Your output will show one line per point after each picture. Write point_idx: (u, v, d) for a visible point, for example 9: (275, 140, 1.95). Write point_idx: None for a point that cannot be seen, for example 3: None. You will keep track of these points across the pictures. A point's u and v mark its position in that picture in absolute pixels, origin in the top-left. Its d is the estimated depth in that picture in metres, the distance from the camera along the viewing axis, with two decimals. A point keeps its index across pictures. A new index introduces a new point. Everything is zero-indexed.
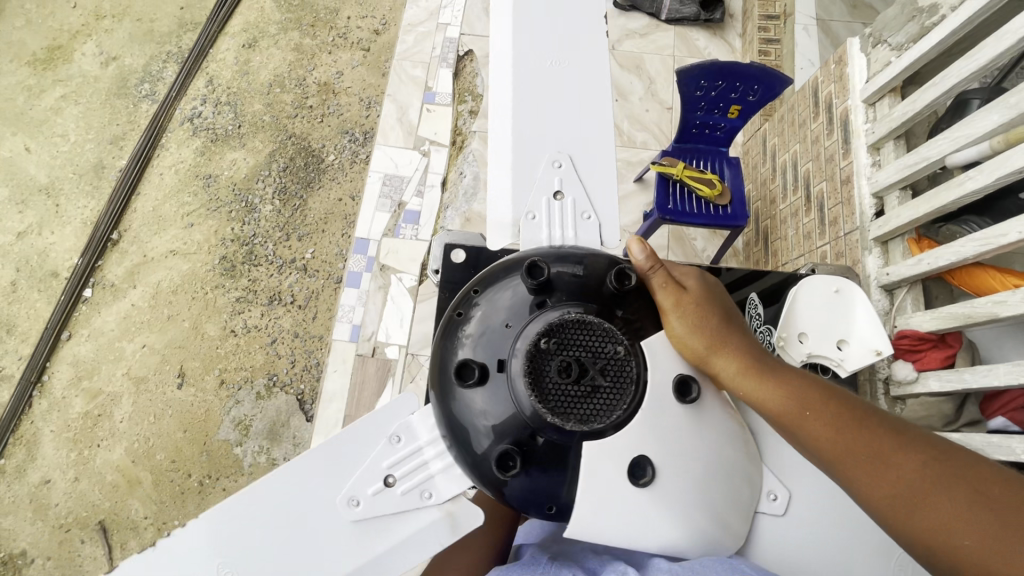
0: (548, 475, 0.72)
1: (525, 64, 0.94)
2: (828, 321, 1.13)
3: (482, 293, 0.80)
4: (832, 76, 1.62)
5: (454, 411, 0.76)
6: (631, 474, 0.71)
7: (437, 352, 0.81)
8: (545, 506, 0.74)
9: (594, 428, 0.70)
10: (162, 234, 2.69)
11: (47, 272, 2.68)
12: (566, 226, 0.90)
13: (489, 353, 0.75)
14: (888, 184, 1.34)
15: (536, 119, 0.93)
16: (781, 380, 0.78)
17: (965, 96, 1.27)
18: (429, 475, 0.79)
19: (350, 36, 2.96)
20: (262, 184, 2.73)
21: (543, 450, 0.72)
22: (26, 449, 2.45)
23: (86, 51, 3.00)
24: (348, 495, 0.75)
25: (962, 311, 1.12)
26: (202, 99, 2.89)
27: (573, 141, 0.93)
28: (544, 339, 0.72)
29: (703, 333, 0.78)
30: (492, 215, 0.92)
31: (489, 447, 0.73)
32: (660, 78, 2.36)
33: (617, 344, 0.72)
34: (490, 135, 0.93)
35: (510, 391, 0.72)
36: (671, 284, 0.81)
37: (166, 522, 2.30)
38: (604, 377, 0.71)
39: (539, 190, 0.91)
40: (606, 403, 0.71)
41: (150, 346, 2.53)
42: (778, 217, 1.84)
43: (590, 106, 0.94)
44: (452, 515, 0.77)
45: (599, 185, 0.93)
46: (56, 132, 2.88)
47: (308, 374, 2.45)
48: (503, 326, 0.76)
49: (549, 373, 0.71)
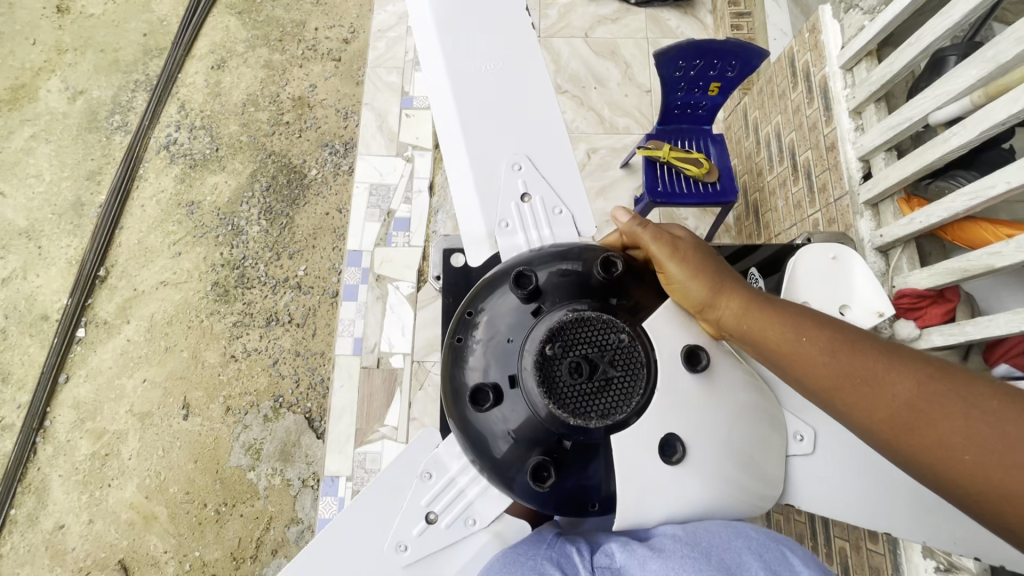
0: (584, 476, 0.72)
1: (460, 77, 0.93)
2: (829, 289, 1.14)
3: (478, 312, 0.80)
4: (807, 44, 1.64)
5: (476, 432, 0.76)
6: (662, 452, 0.71)
7: (445, 382, 0.80)
8: (588, 506, 0.73)
9: (618, 420, 0.71)
10: (150, 266, 2.66)
11: (37, 316, 2.64)
12: (541, 226, 0.91)
13: (499, 371, 0.75)
14: (873, 147, 1.36)
15: (485, 128, 0.92)
16: (777, 313, 0.77)
17: (942, 53, 1.27)
18: (468, 502, 0.81)
19: (320, 48, 2.93)
20: (246, 206, 2.70)
21: (572, 451, 0.72)
22: (36, 496, 2.42)
23: (51, 87, 2.94)
24: (395, 541, 0.78)
25: (958, 265, 1.14)
26: (176, 125, 2.85)
27: (529, 141, 0.93)
28: (548, 345, 0.72)
29: (703, 276, 0.80)
30: (466, 233, 0.92)
31: (518, 457, 0.73)
32: (637, 61, 2.36)
33: (619, 333, 0.73)
34: (443, 155, 0.93)
35: (526, 400, 0.72)
36: (666, 234, 0.84)
37: (187, 554, 2.29)
38: (615, 367, 0.72)
39: (505, 196, 0.91)
40: (622, 393, 0.72)
41: (151, 379, 2.50)
42: (767, 189, 1.87)
43: (534, 103, 0.94)
44: (498, 533, 0.80)
45: (561, 178, 0.93)
46: (29, 173, 2.83)
47: (313, 392, 2.44)
48: (506, 341, 0.76)
49: (560, 376, 0.71)
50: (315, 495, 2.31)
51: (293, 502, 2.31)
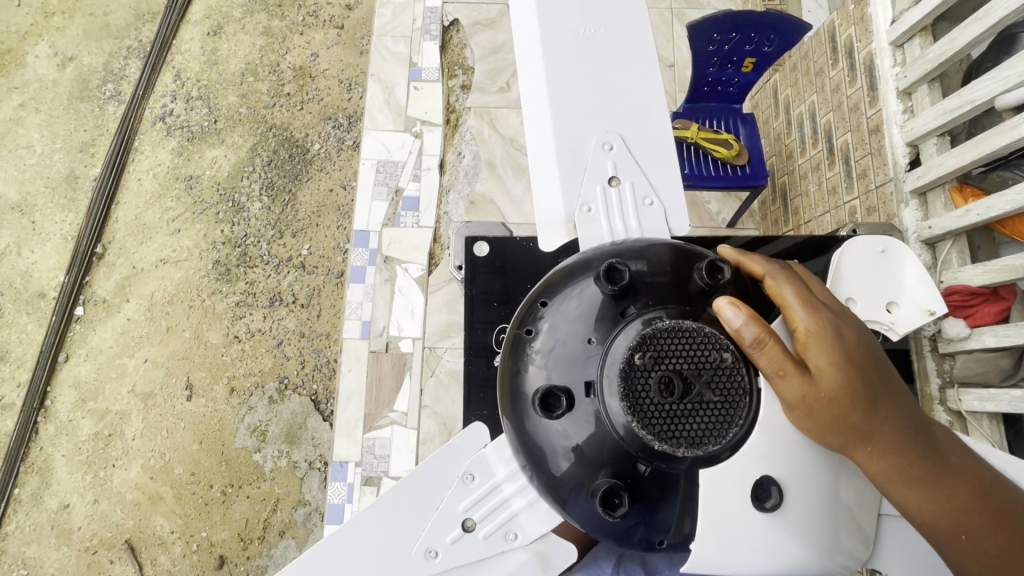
0: (659, 508, 0.65)
1: (555, 43, 0.84)
2: (878, 283, 1.07)
3: (550, 305, 0.72)
4: (851, 18, 1.53)
5: (538, 443, 0.69)
6: (755, 498, 0.64)
7: (506, 378, 0.74)
8: (654, 542, 0.67)
9: (708, 452, 0.63)
10: (149, 243, 2.57)
11: (34, 293, 2.56)
12: (627, 216, 0.82)
13: (573, 376, 0.67)
14: (925, 132, 1.27)
15: (579, 102, 0.84)
16: (935, 481, 0.65)
17: (1013, 30, 1.14)
18: (512, 513, 0.76)
19: (322, 14, 2.77)
20: (247, 181, 2.60)
21: (650, 479, 0.64)
22: (39, 476, 2.39)
23: (39, 53, 2.79)
24: (426, 546, 0.72)
25: (1019, 262, 1.06)
26: (172, 95, 2.71)
27: (624, 119, 0.84)
28: (638, 355, 0.64)
29: (836, 431, 0.65)
30: (541, 212, 0.83)
31: (585, 478, 0.66)
32: (660, 33, 2.23)
33: (722, 352, 0.64)
34: (526, 124, 0.84)
35: (604, 414, 0.65)
36: (792, 367, 0.65)
37: (194, 534, 2.27)
38: (712, 390, 0.64)
39: (592, 177, 0.82)
40: (717, 420, 0.64)
41: (153, 359, 2.45)
42: (797, 172, 1.78)
43: (636, 80, 0.85)
44: (540, 554, 0.75)
45: (656, 164, 0.84)
46: (20, 144, 2.71)
47: (319, 374, 2.39)
48: (585, 343, 0.68)
49: (647, 392, 0.63)
50: (322, 477, 2.29)
51: (300, 484, 2.29)
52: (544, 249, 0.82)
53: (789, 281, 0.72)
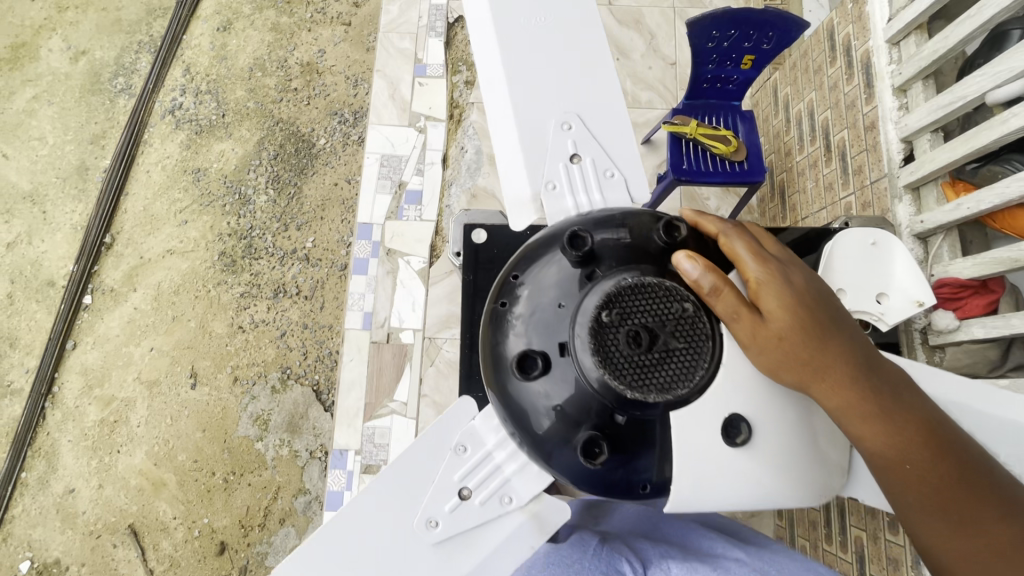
0: (640, 455, 0.69)
1: (509, 31, 0.87)
2: (867, 274, 1.10)
3: (523, 276, 0.76)
4: (849, 17, 1.55)
5: (518, 406, 0.73)
6: (727, 434, 0.69)
7: (485, 350, 0.77)
8: (638, 488, 0.70)
9: (679, 395, 0.67)
10: (157, 234, 2.61)
11: (43, 282, 2.61)
12: (591, 190, 0.85)
13: (548, 339, 0.71)
14: (919, 128, 1.28)
15: (535, 86, 0.87)
16: (886, 411, 0.69)
17: (1004, 27, 1.17)
18: (505, 479, 0.78)
19: (329, 11, 2.81)
20: (254, 174, 2.64)
21: (627, 427, 0.68)
22: (46, 460, 2.43)
23: (53, 47, 2.84)
24: (426, 517, 0.75)
25: (1007, 255, 1.08)
26: (181, 89, 2.76)
27: (580, 100, 0.87)
28: (605, 312, 0.68)
29: (790, 367, 0.69)
30: (507, 194, 0.86)
31: (564, 436, 0.70)
32: (662, 32, 2.25)
33: (683, 302, 0.69)
34: (486, 113, 0.87)
35: (578, 371, 0.68)
36: (745, 312, 0.70)
37: (196, 520, 2.31)
38: (677, 338, 0.68)
39: (553, 156, 0.85)
40: (685, 366, 0.68)
41: (158, 348, 2.49)
42: (795, 169, 1.80)
43: (589, 62, 0.88)
44: (535, 515, 0.77)
45: (615, 140, 0.87)
46: (33, 135, 2.76)
47: (321, 365, 2.42)
48: (556, 307, 0.72)
49: (617, 345, 0.67)
50: (323, 466, 2.32)
51: (301, 473, 2.32)
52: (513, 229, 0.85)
53: (742, 236, 0.76)
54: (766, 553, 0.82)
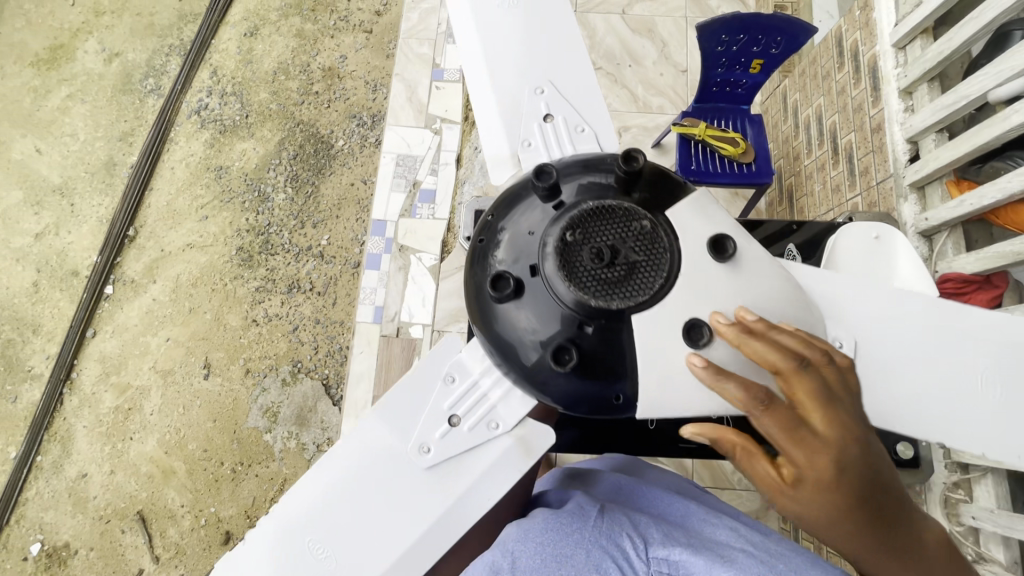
0: (610, 361, 0.76)
1: (484, 8, 0.97)
2: (869, 268, 1.11)
3: (500, 215, 0.86)
4: (857, 23, 1.58)
5: (497, 328, 0.81)
6: (688, 337, 0.74)
7: (468, 280, 0.86)
8: (612, 399, 0.77)
9: (642, 303, 0.75)
10: (178, 228, 2.70)
11: (67, 272, 2.70)
12: (565, 145, 0.94)
13: (522, 265, 0.80)
14: (924, 128, 1.31)
15: (511, 54, 0.96)
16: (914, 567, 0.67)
17: (1007, 28, 1.20)
18: (492, 406, 0.83)
19: (352, 19, 2.92)
20: (273, 173, 2.72)
21: (595, 337, 0.76)
22: (61, 444, 2.49)
23: (88, 48, 2.98)
24: (418, 442, 0.80)
25: (1010, 249, 1.09)
26: (208, 90, 2.87)
27: (551, 67, 0.96)
28: (570, 232, 0.77)
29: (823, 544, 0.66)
30: (489, 155, 0.95)
31: (540, 352, 0.78)
32: (674, 40, 2.31)
33: (641, 220, 0.78)
34: (466, 84, 0.97)
35: (549, 290, 0.77)
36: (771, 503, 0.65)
37: (203, 509, 2.34)
38: (638, 253, 0.76)
39: (528, 117, 0.95)
40: (646, 276, 0.76)
41: (174, 338, 2.55)
42: (803, 173, 1.82)
43: (559, 29, 0.97)
44: (521, 438, 0.81)
45: (585, 98, 0.96)
46: (65, 132, 2.88)
47: (331, 360, 2.47)
48: (528, 234, 0.81)
49: (582, 261, 0.76)
50: None
51: (307, 465, 2.35)
52: (495, 185, 0.95)
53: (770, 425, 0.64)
54: (770, 543, 0.81)
